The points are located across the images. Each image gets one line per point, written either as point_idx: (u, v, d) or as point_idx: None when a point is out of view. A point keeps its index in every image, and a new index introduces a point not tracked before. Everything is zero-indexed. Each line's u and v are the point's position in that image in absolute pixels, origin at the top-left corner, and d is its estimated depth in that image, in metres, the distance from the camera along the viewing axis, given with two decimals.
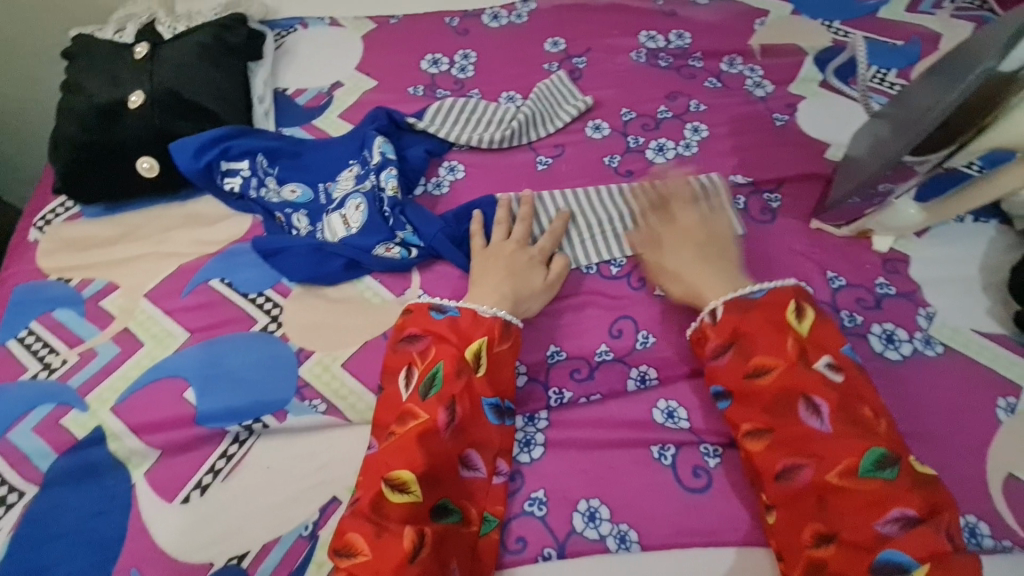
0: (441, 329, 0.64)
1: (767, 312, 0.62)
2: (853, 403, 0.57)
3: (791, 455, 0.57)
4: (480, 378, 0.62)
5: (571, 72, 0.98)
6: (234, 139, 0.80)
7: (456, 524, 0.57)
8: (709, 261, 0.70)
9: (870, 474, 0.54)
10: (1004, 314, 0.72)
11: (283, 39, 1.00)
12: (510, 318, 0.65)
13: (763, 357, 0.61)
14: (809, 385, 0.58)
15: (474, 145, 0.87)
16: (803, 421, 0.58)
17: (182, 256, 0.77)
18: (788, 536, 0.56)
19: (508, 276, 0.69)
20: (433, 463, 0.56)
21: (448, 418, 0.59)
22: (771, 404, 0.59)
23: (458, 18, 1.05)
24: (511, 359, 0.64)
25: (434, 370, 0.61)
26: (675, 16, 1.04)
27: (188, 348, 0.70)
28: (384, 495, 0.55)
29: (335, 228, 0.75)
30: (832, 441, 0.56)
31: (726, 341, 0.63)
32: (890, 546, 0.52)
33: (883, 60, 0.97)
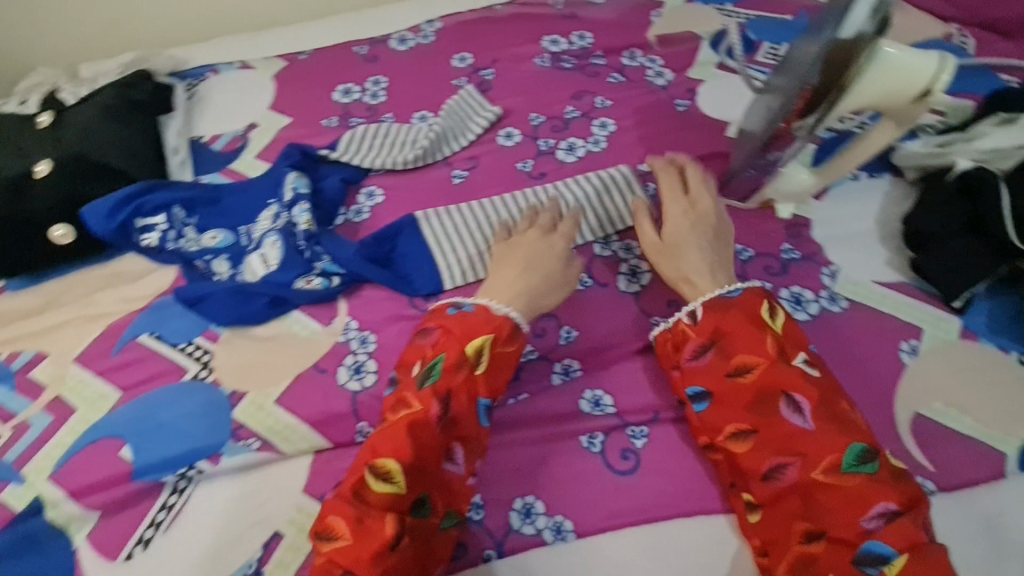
0: (450, 323, 0.64)
1: (740, 313, 0.63)
2: (830, 399, 0.59)
3: (776, 454, 0.58)
4: (479, 376, 0.62)
5: (480, 84, 1.00)
6: (147, 194, 0.81)
7: (428, 516, 0.57)
8: (709, 252, 0.69)
9: (853, 469, 0.55)
10: (900, 262, 0.76)
11: (194, 88, 1.01)
12: (520, 322, 0.66)
13: (744, 356, 0.61)
14: (789, 382, 0.59)
15: (389, 168, 0.89)
16: (785, 419, 0.58)
17: (108, 317, 0.78)
18: (778, 534, 0.57)
19: (524, 271, 0.70)
20: (420, 453, 0.57)
21: (441, 410, 0.59)
22: (752, 403, 0.60)
23: (366, 46, 1.07)
24: (513, 360, 0.65)
25: (435, 361, 0.62)
26: (576, 17, 1.07)
27: (121, 406, 0.71)
28: (368, 481, 0.56)
29: (255, 268, 0.77)
30: (816, 437, 0.57)
31: (707, 340, 0.63)
32: (873, 539, 0.53)
33: (774, 36, 1.02)
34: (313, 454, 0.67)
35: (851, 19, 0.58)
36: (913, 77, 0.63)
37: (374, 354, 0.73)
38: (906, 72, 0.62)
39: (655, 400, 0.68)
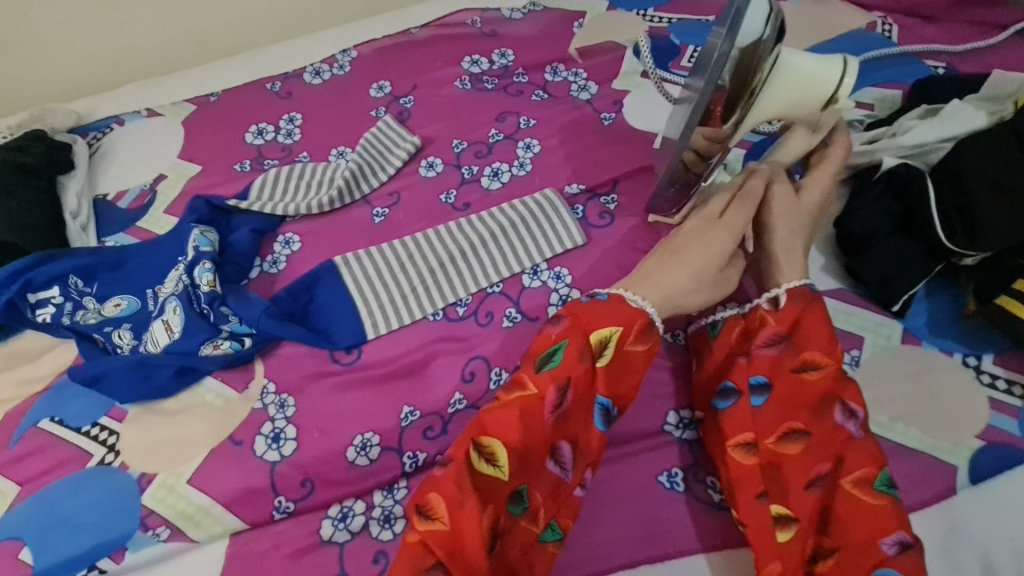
0: (581, 311, 0.58)
1: (816, 307, 0.59)
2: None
3: (818, 462, 0.54)
4: (600, 370, 0.57)
5: (399, 113, 0.96)
6: (39, 267, 0.75)
7: (523, 517, 0.54)
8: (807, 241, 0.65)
9: (888, 491, 0.52)
10: (837, 267, 0.73)
11: (98, 143, 0.96)
12: (656, 320, 0.59)
13: (815, 354, 0.57)
14: (855, 391, 0.56)
15: (305, 213, 0.84)
16: (840, 426, 0.55)
17: (7, 403, 0.72)
18: (791, 550, 0.53)
19: (689, 270, 0.62)
20: (529, 443, 0.54)
21: (557, 400, 0.55)
22: (810, 404, 0.56)
23: (279, 82, 1.02)
24: (642, 363, 0.59)
25: (558, 346, 0.57)
26: (496, 35, 1.04)
27: (20, 502, 0.65)
28: (474, 463, 0.54)
29: (158, 337, 0.71)
30: (862, 450, 0.54)
31: (785, 329, 0.59)
32: (889, 565, 0.50)
33: (698, 37, 1.00)
34: (228, 538, 0.62)
35: (745, 28, 0.54)
36: (816, 84, 0.61)
37: (293, 418, 0.68)
38: (810, 82, 0.61)
39: None
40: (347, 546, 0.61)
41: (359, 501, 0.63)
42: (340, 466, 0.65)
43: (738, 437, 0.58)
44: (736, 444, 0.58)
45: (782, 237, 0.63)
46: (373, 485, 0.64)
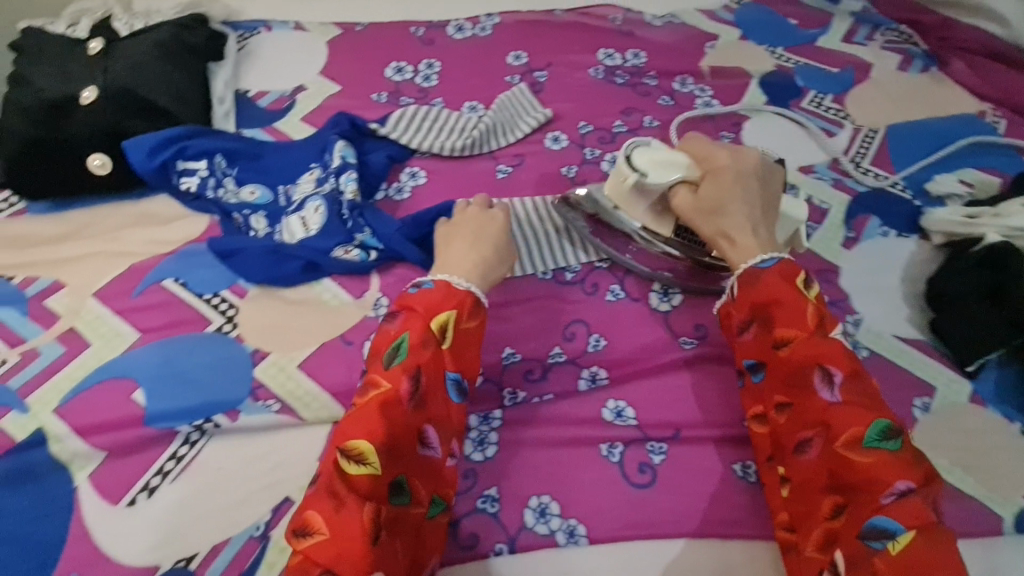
0: (413, 300, 0.60)
1: (780, 282, 0.63)
2: (863, 375, 0.58)
3: (802, 429, 0.59)
4: (446, 352, 0.59)
5: (532, 85, 1.01)
6: (192, 138, 0.80)
7: (408, 505, 0.54)
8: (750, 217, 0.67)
9: (874, 444, 0.54)
10: (920, 321, 0.79)
11: (246, 41, 1.00)
12: (481, 298, 0.63)
13: (785, 329, 0.61)
14: (826, 353, 0.59)
15: (436, 152, 0.88)
16: (815, 392, 0.59)
17: (135, 256, 0.75)
18: (805, 509, 0.58)
19: (479, 247, 0.67)
20: (393, 435, 0.54)
21: (411, 389, 0.56)
22: (785, 377, 0.61)
23: (423, 28, 1.06)
24: (478, 337, 0.62)
25: (400, 338, 0.58)
26: (632, 35, 1.09)
27: (138, 348, 0.69)
28: (341, 466, 0.53)
29: (294, 230, 0.76)
30: (840, 412, 0.57)
31: (748, 316, 0.64)
32: (882, 514, 0.52)
33: (821, 85, 1.05)
34: (331, 425, 0.65)
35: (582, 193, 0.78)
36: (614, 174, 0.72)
37: None
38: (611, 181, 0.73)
39: (678, 417, 0.68)
40: None
41: None
42: None
43: (750, 410, 0.65)
44: (750, 416, 0.65)
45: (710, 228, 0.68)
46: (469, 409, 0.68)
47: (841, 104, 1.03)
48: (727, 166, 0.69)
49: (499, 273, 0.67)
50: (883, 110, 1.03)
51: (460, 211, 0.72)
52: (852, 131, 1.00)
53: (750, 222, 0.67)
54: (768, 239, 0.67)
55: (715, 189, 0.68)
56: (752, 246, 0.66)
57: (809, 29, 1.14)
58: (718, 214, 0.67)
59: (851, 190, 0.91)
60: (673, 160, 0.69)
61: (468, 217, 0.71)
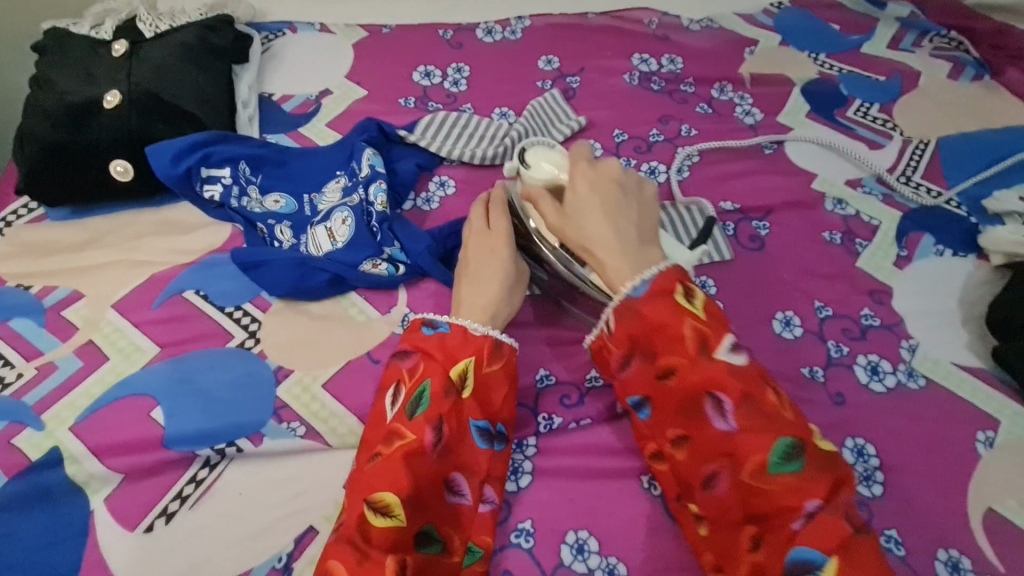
0: (429, 345, 0.57)
1: (659, 303, 0.54)
2: (755, 392, 0.50)
3: (705, 463, 0.51)
4: (467, 400, 0.57)
5: (565, 91, 0.97)
6: (216, 144, 0.77)
7: (438, 554, 0.51)
8: (619, 224, 0.58)
9: (777, 469, 0.48)
10: (981, 347, 0.74)
11: (271, 43, 0.97)
12: (502, 338, 0.60)
13: (667, 357, 0.53)
14: (712, 378, 0.51)
15: (466, 160, 0.85)
16: (709, 424, 0.51)
17: (155, 265, 0.73)
18: (728, 544, 0.51)
19: (486, 286, 0.63)
20: (419, 485, 0.51)
21: (435, 439, 0.53)
22: (680, 408, 0.52)
23: (451, 30, 1.03)
24: (503, 379, 0.59)
25: (421, 387, 0.55)
26: (668, 40, 1.05)
27: (158, 363, 0.66)
28: (367, 519, 0.49)
29: (320, 242, 0.73)
30: (739, 441, 0.49)
31: (627, 349, 0.56)
32: (798, 541, 0.46)
33: (867, 94, 1.00)
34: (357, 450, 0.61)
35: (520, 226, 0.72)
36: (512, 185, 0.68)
37: None
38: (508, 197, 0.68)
39: None
40: None
41: None
42: None
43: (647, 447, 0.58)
44: (648, 454, 0.58)
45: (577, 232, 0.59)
46: None
47: (889, 114, 0.98)
48: (587, 171, 0.61)
49: (510, 309, 0.64)
50: (934, 121, 0.97)
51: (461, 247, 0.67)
52: (901, 142, 0.95)
53: (616, 235, 0.57)
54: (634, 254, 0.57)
55: (575, 196, 0.60)
56: (618, 261, 0.56)
57: (852, 35, 1.09)
58: (579, 221, 0.59)
59: (901, 206, 0.87)
60: (556, 160, 0.65)
61: (470, 249, 0.66)
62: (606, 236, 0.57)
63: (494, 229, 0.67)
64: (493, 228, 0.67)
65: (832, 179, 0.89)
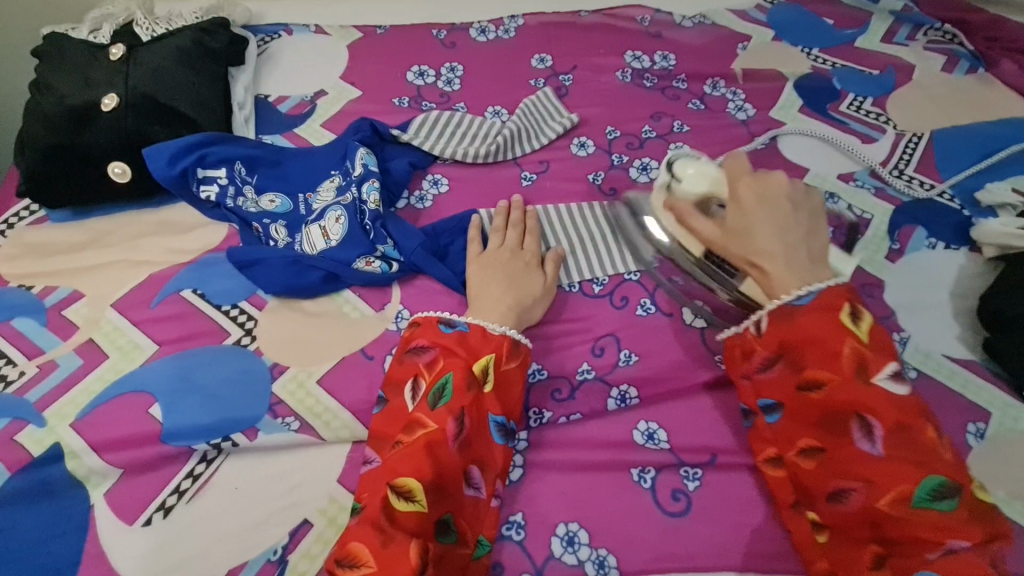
0: (451, 342, 0.60)
1: (821, 317, 0.54)
2: (912, 424, 0.50)
3: (836, 478, 0.52)
4: (488, 394, 0.58)
5: (557, 88, 0.97)
6: (213, 145, 0.78)
7: (453, 544, 0.52)
8: (787, 241, 0.56)
9: (923, 504, 0.48)
10: (973, 340, 0.74)
11: (267, 45, 0.98)
12: (520, 338, 0.63)
13: (818, 370, 0.54)
14: (866, 401, 0.51)
15: (458, 158, 0.85)
16: (852, 442, 0.52)
17: (153, 265, 0.74)
18: (844, 558, 0.52)
19: (508, 288, 0.67)
20: (442, 473, 0.52)
21: (457, 429, 0.55)
22: (822, 421, 0.53)
23: (445, 30, 1.04)
24: (519, 377, 0.61)
25: (444, 379, 0.57)
26: (661, 37, 1.05)
27: (157, 361, 0.67)
28: (389, 501, 0.50)
29: (314, 240, 0.74)
30: (883, 467, 0.50)
31: (774, 354, 0.56)
32: (929, 572, 0.47)
33: (860, 88, 1.00)
34: (351, 444, 0.62)
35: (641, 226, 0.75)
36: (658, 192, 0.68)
37: None
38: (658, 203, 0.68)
39: (711, 438, 0.65)
40: None
41: None
42: None
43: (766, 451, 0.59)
44: (764, 459, 0.60)
45: (737, 252, 0.59)
46: None
47: (882, 107, 0.98)
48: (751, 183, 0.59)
49: (532, 314, 0.68)
50: (927, 114, 0.97)
51: (490, 253, 0.71)
52: (894, 136, 0.95)
53: (785, 252, 0.56)
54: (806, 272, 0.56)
55: (738, 212, 0.59)
56: (788, 281, 0.56)
57: (846, 29, 1.09)
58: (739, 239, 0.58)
59: (894, 199, 0.87)
60: (709, 173, 0.64)
61: (500, 260, 0.70)
62: (774, 248, 0.57)
63: (526, 250, 0.72)
64: (525, 249, 0.72)
65: (825, 173, 0.89)
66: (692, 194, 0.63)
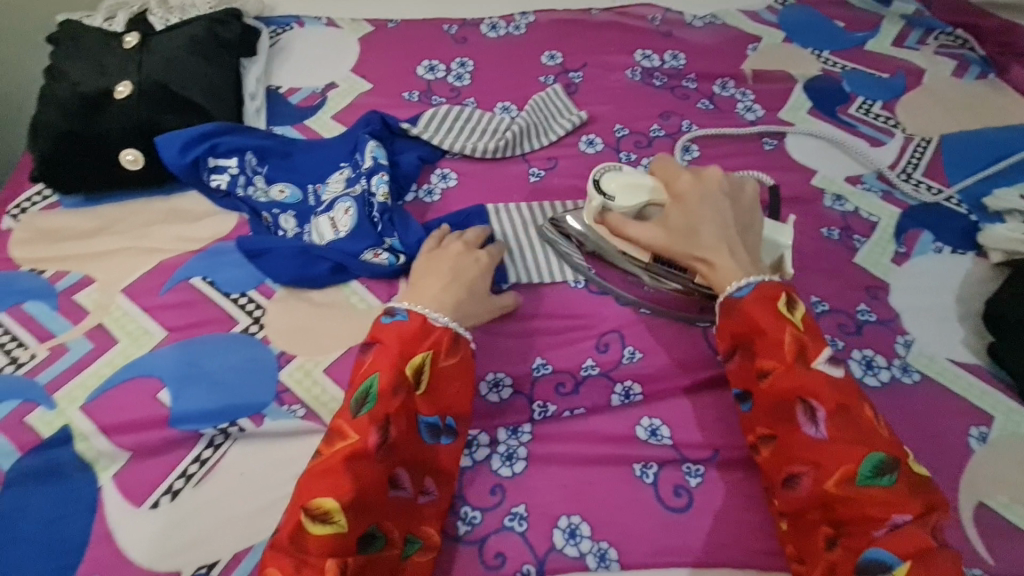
0: (386, 335, 0.59)
1: (763, 308, 0.58)
2: (851, 405, 0.54)
3: (789, 463, 0.55)
4: (418, 396, 0.58)
5: (567, 86, 0.98)
6: (224, 135, 0.79)
7: (380, 552, 0.52)
8: (730, 229, 0.63)
9: (867, 481, 0.51)
10: (978, 344, 0.74)
11: (279, 37, 0.99)
12: (461, 332, 0.61)
13: (764, 361, 0.57)
14: (808, 387, 0.55)
15: (467, 153, 0.86)
16: (799, 428, 0.55)
17: (163, 252, 0.75)
18: (804, 543, 0.54)
19: (454, 285, 0.65)
20: (361, 489, 0.52)
21: (379, 439, 0.54)
22: (770, 410, 0.57)
23: (456, 26, 1.04)
24: (456, 374, 0.60)
25: (368, 384, 0.56)
26: (671, 36, 1.05)
27: (166, 347, 0.68)
28: (303, 526, 0.50)
29: (323, 231, 0.74)
30: (828, 449, 0.53)
31: (728, 347, 0.60)
32: (876, 547, 0.50)
33: (869, 91, 1.00)
34: None
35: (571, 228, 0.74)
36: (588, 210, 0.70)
37: None
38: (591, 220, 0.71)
39: (713, 436, 0.65)
40: (468, 471, 0.63)
41: (484, 433, 0.65)
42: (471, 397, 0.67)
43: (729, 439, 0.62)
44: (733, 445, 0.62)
45: (682, 249, 0.63)
46: (496, 420, 0.66)
47: (891, 111, 0.99)
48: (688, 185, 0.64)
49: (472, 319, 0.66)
50: (936, 119, 0.97)
51: (447, 250, 0.70)
52: (902, 140, 0.95)
53: (728, 241, 0.62)
54: (749, 256, 0.63)
55: (680, 212, 0.64)
56: (732, 265, 0.61)
57: (856, 32, 1.09)
58: (686, 238, 0.63)
59: (901, 203, 0.87)
60: (638, 184, 0.67)
61: (450, 255, 0.69)
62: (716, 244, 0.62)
63: (483, 251, 0.71)
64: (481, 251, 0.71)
65: (832, 175, 0.89)
66: (628, 207, 0.66)
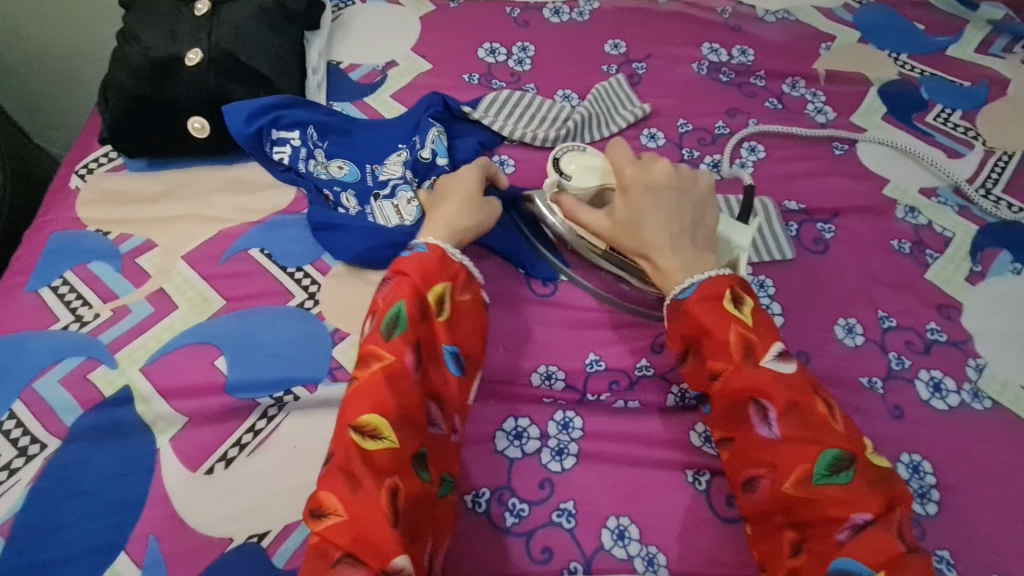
0: (405, 265, 0.58)
1: (708, 306, 0.57)
2: (802, 403, 0.52)
3: (746, 467, 0.54)
4: (442, 323, 0.57)
5: (630, 76, 0.95)
6: (287, 108, 0.79)
7: (426, 480, 0.50)
8: (678, 221, 0.61)
9: (823, 480, 0.50)
10: None
11: (341, 11, 0.98)
12: (474, 271, 0.61)
13: (713, 361, 0.56)
14: (758, 385, 0.53)
15: (527, 141, 0.84)
16: (752, 429, 0.54)
17: (223, 222, 0.75)
18: (768, 549, 0.52)
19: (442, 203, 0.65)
20: (404, 405, 0.51)
21: (414, 360, 0.54)
22: (723, 411, 0.55)
23: (519, 8, 1.01)
24: (473, 309, 0.59)
25: (395, 309, 0.55)
26: (741, 31, 1.01)
27: (223, 316, 0.68)
28: (357, 445, 0.49)
29: (387, 215, 0.73)
30: (782, 450, 0.52)
31: (680, 347, 0.59)
32: (842, 555, 0.48)
33: (948, 99, 0.95)
34: None
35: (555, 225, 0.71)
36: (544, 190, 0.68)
37: None
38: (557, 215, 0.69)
39: None
40: (517, 463, 0.62)
41: (534, 426, 0.64)
42: (524, 389, 0.66)
43: None
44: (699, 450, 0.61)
45: (631, 240, 0.62)
46: (547, 414, 0.65)
47: (971, 121, 0.93)
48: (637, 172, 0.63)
49: (468, 224, 0.63)
50: (1021, 132, 0.92)
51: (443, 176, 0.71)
52: (982, 152, 0.90)
53: (676, 234, 0.60)
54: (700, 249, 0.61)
55: (629, 199, 0.62)
56: (678, 263, 0.59)
57: (937, 36, 1.03)
58: (633, 228, 0.61)
59: (978, 219, 0.83)
60: (593, 166, 0.67)
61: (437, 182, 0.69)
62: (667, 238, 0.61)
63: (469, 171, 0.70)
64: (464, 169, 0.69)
65: (906, 186, 0.85)
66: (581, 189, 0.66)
